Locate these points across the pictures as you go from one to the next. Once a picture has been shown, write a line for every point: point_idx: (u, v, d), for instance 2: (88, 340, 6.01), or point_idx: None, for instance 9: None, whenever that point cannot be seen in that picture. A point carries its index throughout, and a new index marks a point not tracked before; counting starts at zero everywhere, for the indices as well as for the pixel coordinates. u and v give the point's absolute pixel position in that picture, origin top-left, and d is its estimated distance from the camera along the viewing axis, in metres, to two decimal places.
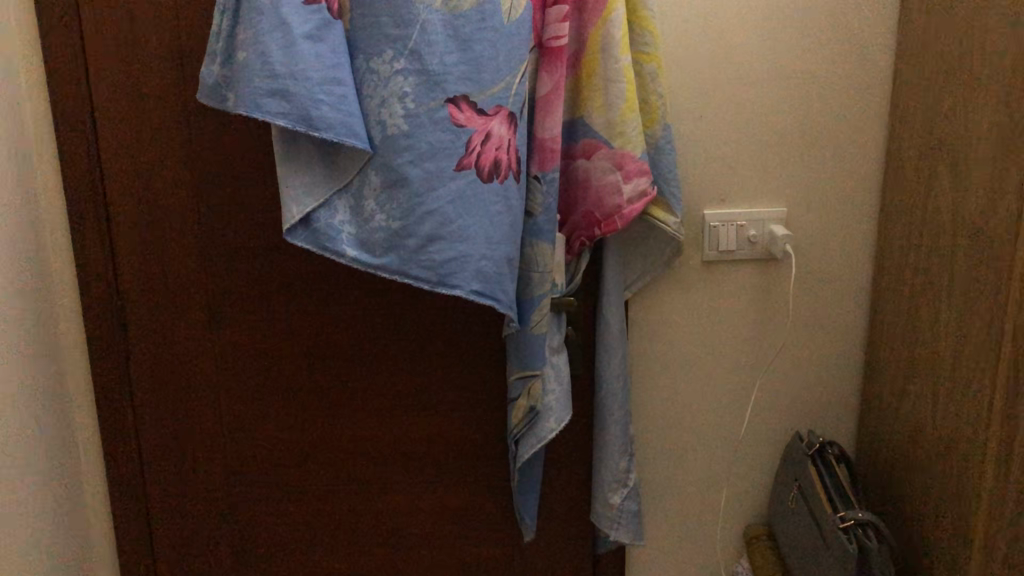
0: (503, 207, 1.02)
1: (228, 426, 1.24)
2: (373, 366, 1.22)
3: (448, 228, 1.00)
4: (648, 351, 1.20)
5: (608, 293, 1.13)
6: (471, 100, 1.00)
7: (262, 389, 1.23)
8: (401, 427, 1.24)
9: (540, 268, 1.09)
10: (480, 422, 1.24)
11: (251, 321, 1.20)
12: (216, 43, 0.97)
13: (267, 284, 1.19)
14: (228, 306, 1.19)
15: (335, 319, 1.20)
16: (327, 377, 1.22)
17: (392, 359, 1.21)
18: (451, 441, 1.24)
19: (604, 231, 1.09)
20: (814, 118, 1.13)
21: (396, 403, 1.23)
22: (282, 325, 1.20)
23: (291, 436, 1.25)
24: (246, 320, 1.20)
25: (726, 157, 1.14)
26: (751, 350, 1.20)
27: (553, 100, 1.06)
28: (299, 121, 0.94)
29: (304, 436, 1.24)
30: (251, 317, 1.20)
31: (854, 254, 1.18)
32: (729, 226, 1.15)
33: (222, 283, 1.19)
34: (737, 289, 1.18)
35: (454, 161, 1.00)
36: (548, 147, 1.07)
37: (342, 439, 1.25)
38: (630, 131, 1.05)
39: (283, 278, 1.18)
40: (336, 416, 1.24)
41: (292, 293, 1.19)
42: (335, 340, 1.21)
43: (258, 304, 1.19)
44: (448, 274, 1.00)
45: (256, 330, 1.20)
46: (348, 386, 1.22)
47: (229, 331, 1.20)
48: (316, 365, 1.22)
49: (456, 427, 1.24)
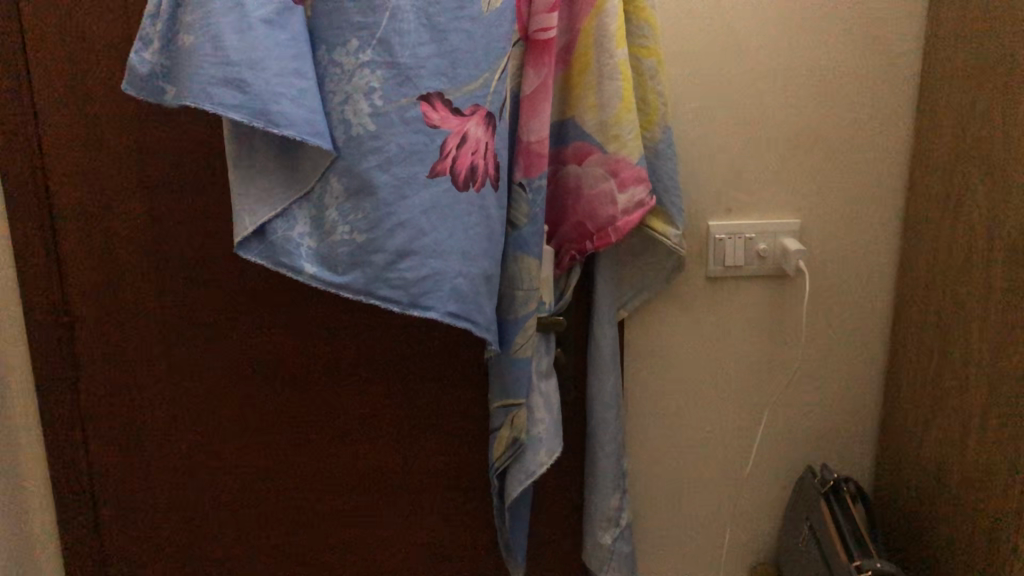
0: (478, 219, 0.93)
1: (186, 454, 1.13)
2: (344, 389, 1.11)
3: (421, 242, 0.89)
4: (646, 375, 1.09)
5: (600, 314, 1.03)
6: (447, 99, 0.90)
7: (222, 414, 1.12)
8: (376, 455, 1.13)
9: (523, 286, 0.98)
10: (461, 449, 1.13)
11: (209, 342, 1.09)
12: (155, 27, 0.84)
13: (227, 300, 1.08)
14: (185, 323, 1.09)
15: (300, 340, 1.09)
16: (293, 403, 1.11)
17: (363, 383, 1.10)
18: (430, 471, 1.14)
19: (596, 244, 0.98)
20: (832, 122, 1.02)
21: (370, 429, 1.12)
22: (244, 344, 1.09)
23: (256, 465, 1.14)
24: (205, 338, 1.09)
25: (733, 164, 1.03)
26: (760, 375, 1.09)
27: (540, 98, 0.95)
28: (254, 116, 0.82)
29: (268, 465, 1.14)
30: (210, 335, 1.09)
31: (875, 271, 1.06)
32: (736, 239, 1.04)
33: (176, 301, 1.08)
34: (745, 308, 1.07)
35: (428, 167, 0.89)
36: (531, 151, 0.96)
37: (310, 469, 1.14)
38: (626, 134, 0.94)
39: (244, 293, 1.08)
40: (304, 444, 1.13)
41: (254, 311, 1.08)
42: (302, 360, 1.10)
43: (218, 321, 1.09)
44: (422, 294, 0.89)
45: (215, 350, 1.10)
46: (316, 412, 1.12)
47: (186, 350, 1.10)
48: (280, 390, 1.11)
49: (436, 456, 1.13)
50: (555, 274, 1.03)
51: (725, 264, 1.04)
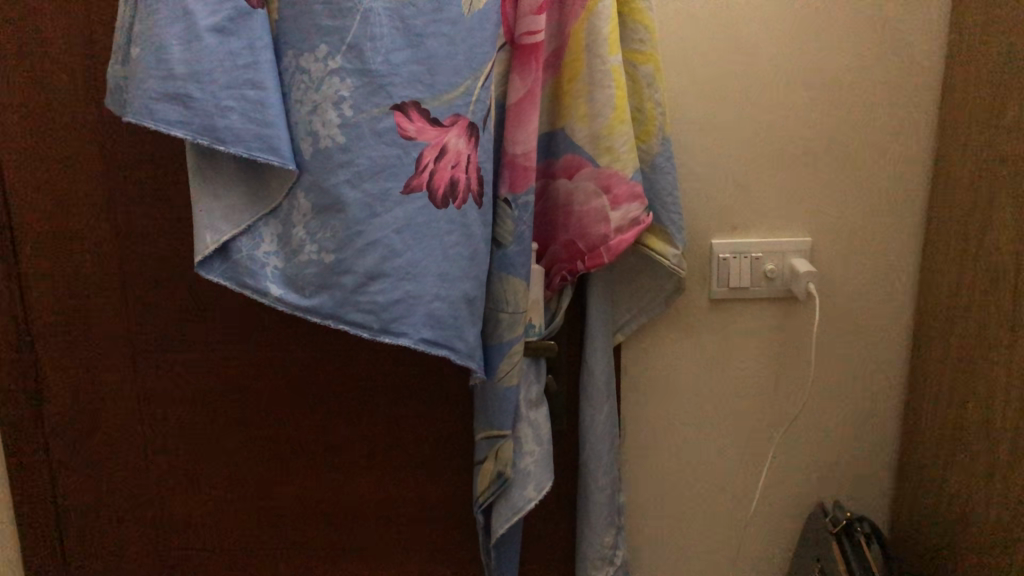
0: (459, 238, 0.86)
1: (156, 481, 1.07)
2: (322, 416, 1.04)
3: (393, 263, 0.83)
4: (643, 403, 1.01)
5: (594, 339, 0.96)
6: (424, 109, 0.83)
7: (194, 440, 1.06)
8: (357, 486, 1.06)
9: (508, 310, 0.91)
10: (446, 482, 1.06)
11: (179, 364, 1.03)
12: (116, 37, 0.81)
13: (198, 321, 1.02)
14: (154, 344, 1.03)
15: (276, 363, 1.03)
16: (269, 429, 1.05)
17: (342, 410, 1.04)
18: (413, 504, 1.07)
19: (588, 265, 0.91)
20: (847, 132, 0.94)
21: (349, 459, 1.06)
22: (216, 367, 1.03)
23: (230, 494, 1.08)
24: (175, 360, 1.03)
25: (739, 178, 0.95)
26: (768, 405, 1.01)
27: (527, 107, 0.88)
28: (201, 133, 0.77)
29: (243, 494, 1.07)
30: (179, 357, 1.03)
31: (894, 294, 0.98)
32: (742, 258, 0.96)
33: (145, 322, 1.02)
34: (751, 332, 0.99)
35: (402, 182, 0.83)
36: (517, 165, 0.89)
37: (287, 500, 1.07)
38: (619, 147, 0.87)
39: (216, 313, 1.01)
40: (280, 473, 1.06)
41: (226, 332, 1.02)
42: (277, 385, 1.03)
43: (189, 343, 1.02)
44: (393, 320, 0.83)
45: (186, 373, 1.04)
46: (292, 439, 1.05)
47: (154, 373, 1.04)
48: (254, 416, 1.05)
49: (421, 487, 1.06)
50: (545, 295, 0.96)
51: (730, 285, 0.97)
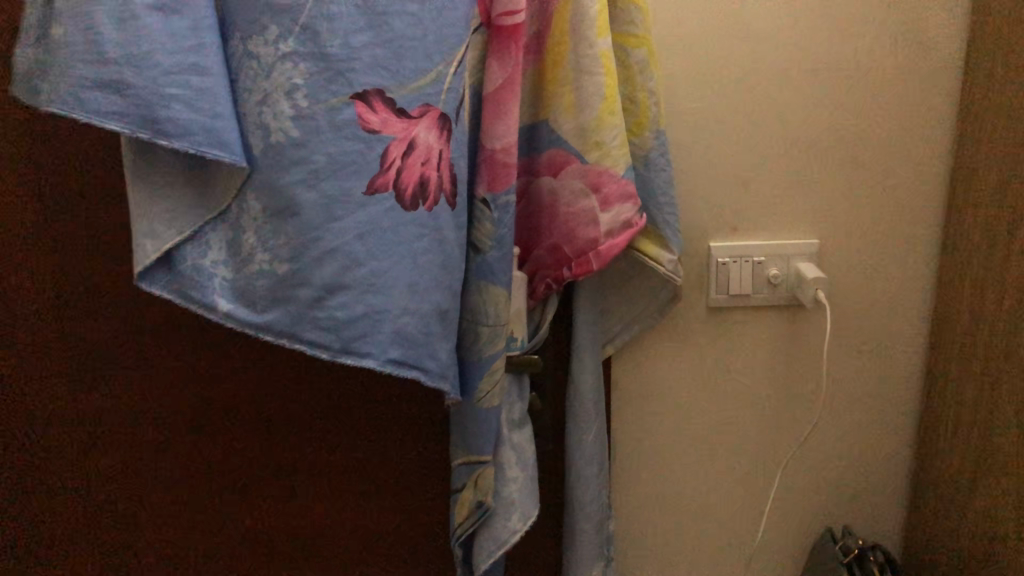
0: (429, 243, 0.76)
1: (106, 504, 0.99)
2: (287, 433, 0.96)
3: (355, 274, 0.73)
4: (636, 421, 0.93)
5: (582, 353, 0.87)
6: (390, 98, 0.74)
7: (148, 459, 0.97)
8: (325, 504, 0.99)
9: (487, 322, 0.82)
10: (419, 498, 0.99)
11: (129, 379, 0.95)
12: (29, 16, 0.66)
13: (150, 330, 0.93)
14: (102, 357, 0.94)
15: (234, 379, 0.95)
16: (226, 450, 0.97)
17: (308, 425, 0.96)
18: (384, 523, 0.99)
19: (575, 272, 0.82)
20: (859, 123, 0.86)
21: (315, 477, 0.98)
22: (170, 381, 0.95)
23: (187, 517, 0.99)
24: (125, 374, 0.95)
25: (740, 174, 0.86)
26: (772, 422, 0.92)
27: (506, 97, 0.79)
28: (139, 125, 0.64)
29: (202, 517, 0.99)
30: (130, 371, 0.95)
31: (909, 300, 0.90)
32: (743, 263, 0.87)
33: (91, 333, 0.93)
34: (753, 343, 0.90)
35: (365, 181, 0.73)
36: (494, 161, 0.80)
37: (250, 523, 1.00)
38: (609, 142, 0.78)
39: (167, 324, 0.93)
40: (241, 496, 0.99)
41: (180, 342, 0.94)
42: (237, 399, 0.95)
43: (140, 355, 0.94)
44: (355, 339, 0.74)
45: (137, 388, 0.95)
46: (252, 461, 0.97)
47: (102, 388, 0.95)
48: (212, 433, 0.97)
49: (391, 506, 0.99)
50: (527, 305, 0.87)
51: (730, 292, 0.88)
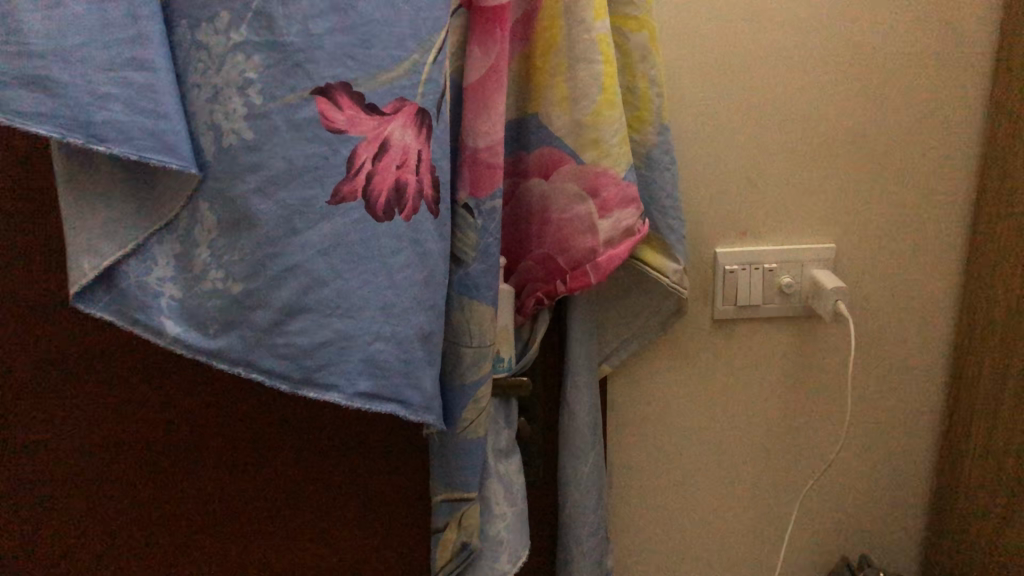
0: (408, 258, 0.67)
1: (52, 542, 0.88)
2: (250, 458, 0.87)
3: (317, 295, 0.64)
4: (633, 443, 0.84)
5: (577, 374, 0.78)
6: (358, 93, 0.64)
7: (96, 492, 0.87)
8: (294, 534, 0.90)
9: (470, 344, 0.73)
10: (397, 522, 0.91)
11: (75, 403, 0.85)
12: None
13: (97, 351, 0.83)
14: (43, 381, 0.84)
15: (197, 403, 0.86)
16: (186, 480, 0.88)
17: (273, 449, 0.87)
18: (359, 549, 0.92)
19: (570, 286, 0.73)
20: (879, 116, 0.78)
21: (282, 504, 0.89)
22: (120, 406, 0.85)
23: (142, 553, 0.89)
24: (69, 399, 0.85)
25: (748, 174, 0.79)
26: (781, 442, 0.85)
27: (491, 90, 0.70)
28: (70, 131, 0.52)
29: (157, 552, 0.90)
30: (75, 395, 0.85)
31: (931, 309, 0.83)
32: (752, 271, 0.79)
33: (30, 356, 0.83)
34: (762, 358, 0.83)
35: (329, 190, 0.64)
36: (476, 163, 0.71)
37: (211, 555, 0.91)
38: (608, 139, 0.69)
39: (121, 344, 0.84)
40: (201, 527, 0.89)
41: (131, 364, 0.84)
42: (194, 424, 0.86)
43: (86, 379, 0.84)
44: (318, 369, 0.65)
45: (83, 414, 0.85)
46: (214, 491, 0.88)
47: (44, 415, 0.85)
48: (167, 461, 0.87)
49: (368, 531, 0.91)
50: (514, 321, 0.78)
51: (739, 302, 0.80)
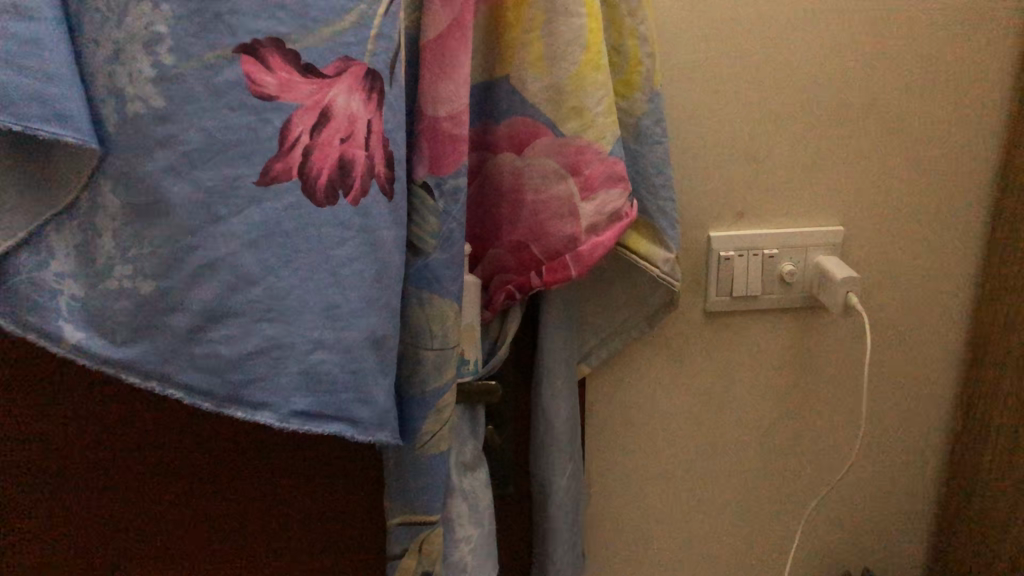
0: (355, 250, 0.56)
1: None
2: (177, 447, 0.77)
3: (244, 296, 0.53)
4: (614, 446, 0.76)
5: (555, 376, 0.68)
6: (291, 52, 0.53)
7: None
8: (228, 528, 0.80)
9: (431, 346, 0.63)
10: (346, 515, 0.81)
11: None
12: None
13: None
14: None
15: (127, 411, 0.75)
16: (118, 485, 0.78)
17: (202, 438, 0.77)
18: (303, 545, 0.81)
19: (546, 279, 0.63)
20: (896, 82, 0.69)
21: (215, 496, 0.79)
22: (24, 389, 0.74)
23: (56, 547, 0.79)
24: None
25: (749, 148, 0.69)
26: (777, 442, 0.77)
27: (454, 48, 0.59)
28: None
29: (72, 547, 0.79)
30: None
31: (945, 297, 0.75)
32: (751, 257, 0.70)
33: None
34: (759, 352, 0.74)
35: (257, 168, 0.53)
36: (434, 134, 0.60)
37: (133, 553, 0.80)
38: (593, 107, 0.59)
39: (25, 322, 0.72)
40: (120, 521, 0.79)
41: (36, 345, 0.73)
42: (111, 412, 0.75)
43: None
44: (247, 384, 0.54)
45: None
46: (153, 504, 0.78)
47: None
48: (81, 450, 0.76)
49: (313, 528, 0.81)
50: (480, 318, 0.67)
51: (734, 293, 0.71)
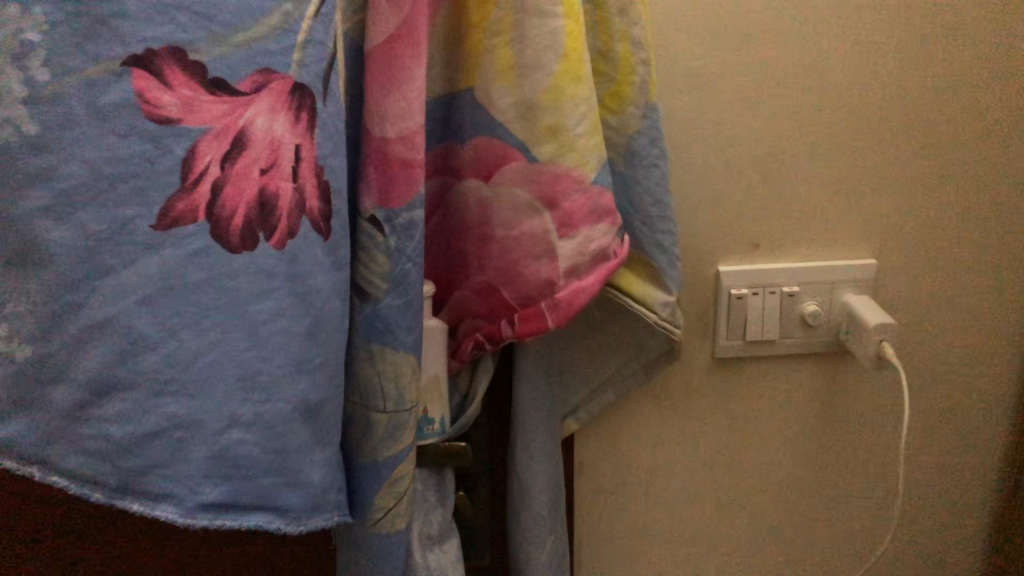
0: (278, 304, 0.46)
1: None
2: None
3: (138, 365, 0.44)
4: (609, 508, 0.66)
5: (533, 437, 0.58)
6: (195, 64, 0.44)
7: None
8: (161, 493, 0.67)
9: (382, 409, 0.52)
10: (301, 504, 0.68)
11: None
12: None
13: None
14: None
15: None
16: None
17: None
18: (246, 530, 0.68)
19: (519, 329, 0.52)
20: (931, 91, 0.60)
21: None
22: None
23: None
24: None
25: (764, 168, 0.60)
26: (799, 502, 0.66)
27: (405, 54, 0.48)
28: None
29: None
30: None
31: (991, 337, 0.65)
32: (766, 294, 0.61)
33: None
34: (776, 401, 0.64)
35: (155, 210, 0.43)
36: (382, 159, 0.50)
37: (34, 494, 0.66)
38: (572, 127, 0.49)
39: None
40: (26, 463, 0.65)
41: None
42: None
43: None
44: (145, 472, 0.44)
45: None
46: None
47: None
48: None
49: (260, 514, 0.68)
50: (448, 368, 0.57)
51: (748, 336, 0.61)
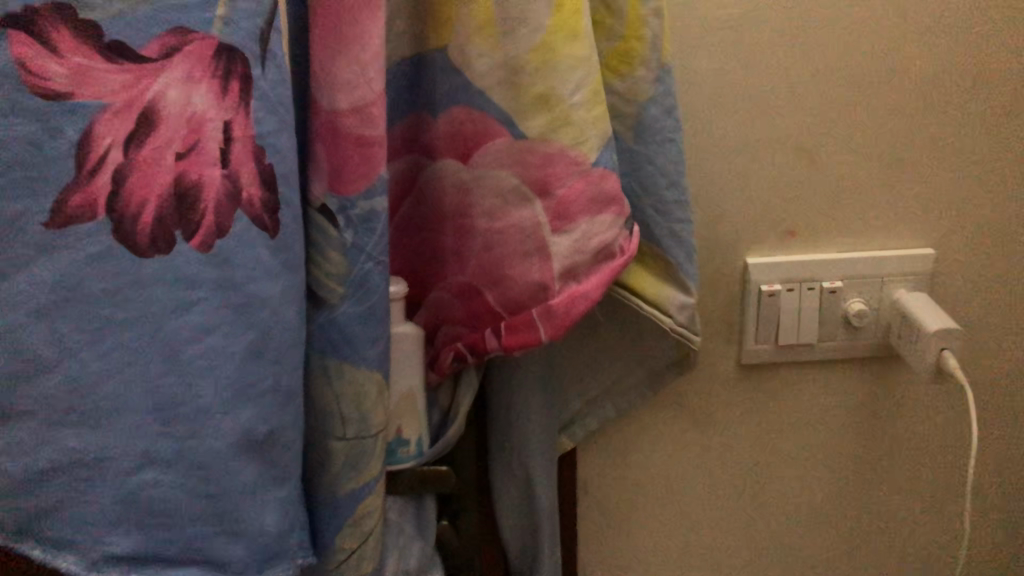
0: (205, 318, 0.36)
1: None
2: None
3: (35, 390, 0.34)
4: (624, 531, 0.57)
5: (528, 459, 0.50)
6: (89, 25, 0.34)
7: None
8: None
9: (341, 436, 0.44)
10: None
11: None
12: None
13: None
14: None
15: None
16: None
17: None
18: None
19: (505, 341, 0.43)
20: (1001, 50, 0.50)
21: None
22: None
23: None
24: None
25: (803, 141, 0.51)
26: (845, 527, 0.58)
27: (359, 9, 0.40)
28: None
29: None
30: None
31: None
32: (802, 290, 0.51)
33: None
34: (818, 413, 0.55)
35: (46, 204, 0.34)
36: (333, 137, 0.41)
37: None
38: (567, 95, 0.40)
39: None
40: None
41: None
42: None
43: None
44: (44, 515, 0.35)
45: None
46: None
47: None
48: None
49: None
50: (425, 381, 0.49)
51: (781, 340, 0.52)
